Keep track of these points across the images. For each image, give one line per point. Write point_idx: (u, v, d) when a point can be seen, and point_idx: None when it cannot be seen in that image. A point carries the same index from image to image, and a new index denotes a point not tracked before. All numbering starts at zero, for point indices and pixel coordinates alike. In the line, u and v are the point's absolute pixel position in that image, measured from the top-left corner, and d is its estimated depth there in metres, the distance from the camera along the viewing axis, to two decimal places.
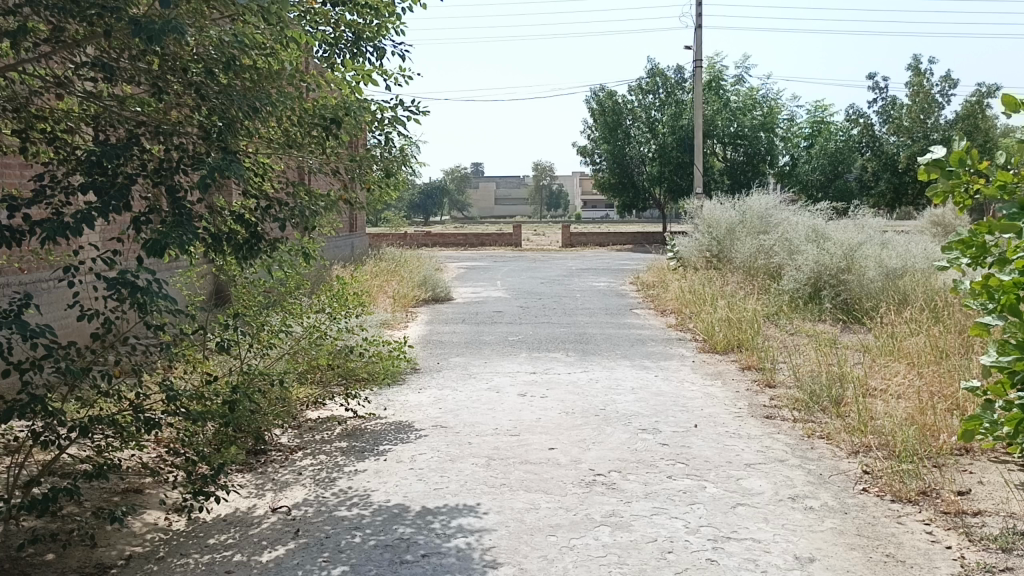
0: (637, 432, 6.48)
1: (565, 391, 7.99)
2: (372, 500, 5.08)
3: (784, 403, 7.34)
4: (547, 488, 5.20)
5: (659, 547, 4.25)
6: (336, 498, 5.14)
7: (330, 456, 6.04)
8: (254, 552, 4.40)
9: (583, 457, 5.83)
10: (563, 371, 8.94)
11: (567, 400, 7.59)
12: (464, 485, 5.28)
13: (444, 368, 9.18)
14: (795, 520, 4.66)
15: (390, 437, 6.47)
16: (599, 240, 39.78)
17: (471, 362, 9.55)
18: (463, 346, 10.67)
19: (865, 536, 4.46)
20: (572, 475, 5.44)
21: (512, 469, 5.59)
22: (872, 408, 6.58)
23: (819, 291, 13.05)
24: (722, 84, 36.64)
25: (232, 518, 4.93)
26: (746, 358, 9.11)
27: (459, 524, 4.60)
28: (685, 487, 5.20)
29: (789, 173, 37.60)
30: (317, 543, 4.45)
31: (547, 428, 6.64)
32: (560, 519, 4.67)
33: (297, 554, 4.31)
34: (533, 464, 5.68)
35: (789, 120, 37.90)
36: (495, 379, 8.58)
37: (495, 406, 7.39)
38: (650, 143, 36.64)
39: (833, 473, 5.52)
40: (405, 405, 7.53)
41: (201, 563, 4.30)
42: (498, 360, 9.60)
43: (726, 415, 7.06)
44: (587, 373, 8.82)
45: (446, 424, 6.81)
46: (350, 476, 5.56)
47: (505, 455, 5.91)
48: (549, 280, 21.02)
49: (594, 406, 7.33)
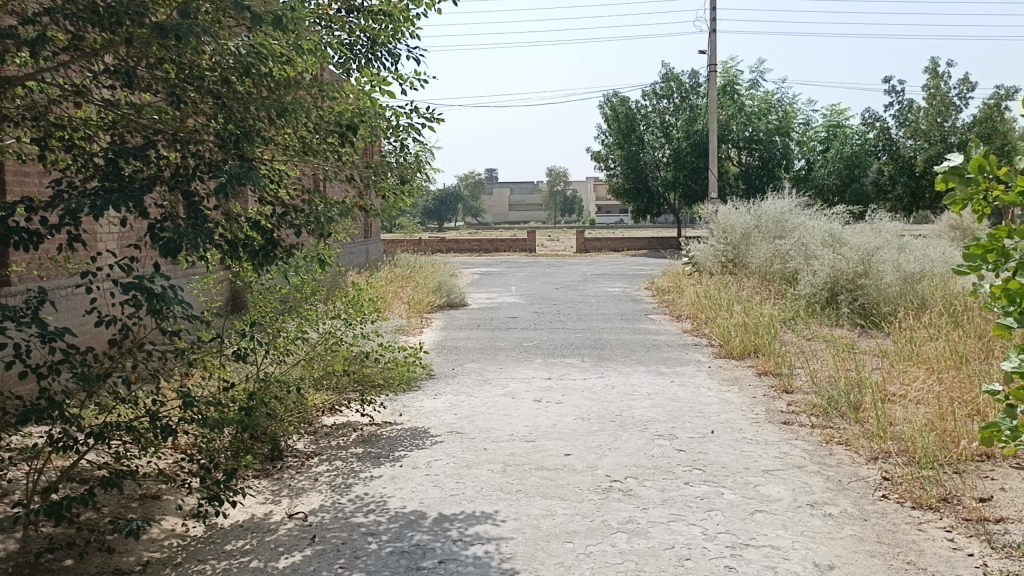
0: (653, 438, 6.44)
1: (580, 397, 7.96)
2: (388, 506, 5.08)
3: (802, 409, 7.29)
4: (564, 494, 5.18)
5: (677, 554, 4.22)
6: (353, 504, 5.14)
7: (346, 462, 6.05)
8: (271, 558, 4.41)
9: (599, 463, 5.80)
10: (579, 377, 8.91)
11: (583, 406, 7.57)
12: (480, 491, 5.27)
13: (459, 374, 9.17)
14: (814, 527, 4.62)
15: (406, 443, 6.47)
16: (614, 245, 39.70)
17: (486, 368, 9.54)
18: (478, 352, 10.66)
19: (885, 543, 4.41)
20: (588, 482, 5.42)
21: (528, 475, 5.58)
22: (891, 414, 6.51)
23: (835, 296, 12.96)
24: (737, 89, 36.51)
25: (249, 524, 4.95)
26: (763, 364, 9.05)
27: (477, 531, 4.58)
28: (702, 493, 5.17)
29: (805, 178, 37.38)
30: (334, 549, 4.45)
31: (563, 434, 6.62)
32: (577, 525, 4.65)
33: (314, 560, 4.31)
34: (549, 471, 5.66)
35: (805, 124, 37.70)
36: (510, 385, 8.57)
37: (510, 412, 7.37)
38: (664, 148, 36.55)
39: (852, 479, 5.46)
40: (420, 411, 7.53)
41: (218, 569, 4.31)
42: (513, 366, 9.59)
43: (743, 421, 7.02)
44: (602, 379, 8.79)
45: (462, 430, 6.80)
46: (366, 482, 5.56)
47: (521, 461, 5.90)
48: (565, 286, 20.98)
49: (610, 412, 7.31)
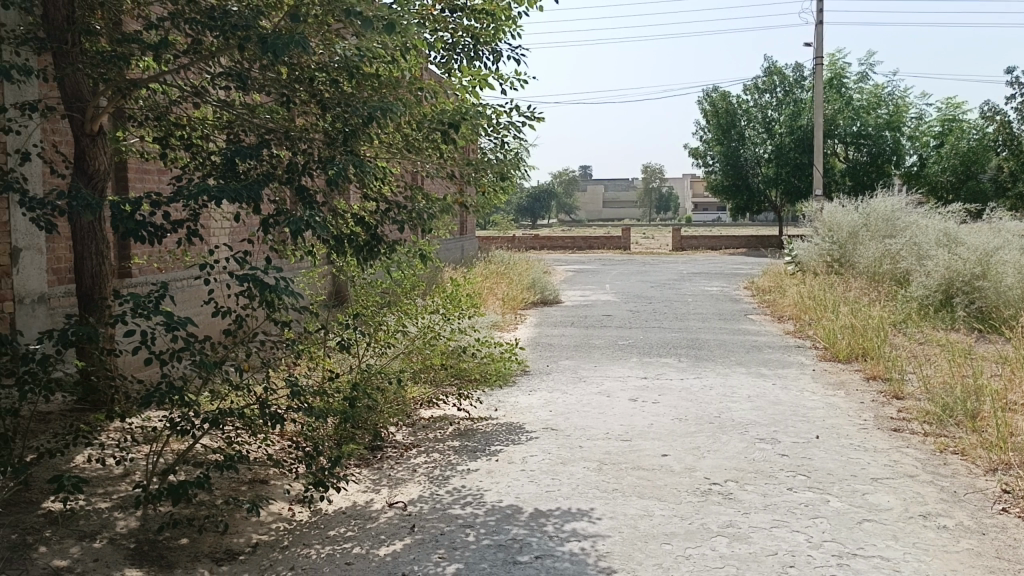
0: (754, 442, 6.28)
1: (678, 397, 7.84)
2: (485, 500, 5.13)
3: (913, 416, 6.97)
4: (661, 495, 5.12)
5: (779, 561, 4.11)
6: (450, 496, 5.22)
7: (443, 454, 6.15)
8: (373, 545, 4.52)
9: (697, 465, 5.70)
10: (676, 377, 8.78)
11: (680, 407, 7.45)
12: (576, 488, 5.26)
13: (554, 371, 9.18)
14: (927, 539, 4.41)
15: (502, 438, 6.52)
16: (710, 244, 38.91)
17: (581, 365, 9.52)
18: (574, 349, 10.64)
19: (1006, 560, 4.17)
20: (686, 483, 5.33)
21: (624, 474, 5.54)
22: (1012, 424, 6.15)
23: (950, 299, 12.32)
24: (843, 83, 35.20)
25: (351, 511, 5.09)
26: (871, 368, 8.70)
27: (573, 528, 4.58)
28: (806, 500, 5.01)
29: (915, 175, 35.71)
30: (433, 540, 4.53)
31: (659, 434, 6.54)
32: (674, 527, 4.59)
33: (413, 550, 4.40)
34: (645, 471, 5.60)
35: (916, 118, 36.01)
36: (606, 383, 8.51)
37: (606, 410, 7.33)
38: (765, 145, 35.58)
39: (969, 492, 5.19)
40: (516, 407, 7.58)
41: (323, 554, 4.46)
42: (608, 364, 9.53)
43: (849, 427, 6.76)
44: (700, 379, 8.64)
45: (557, 427, 6.81)
46: (463, 475, 5.64)
47: (616, 460, 5.86)
48: (660, 284, 20.70)
49: (708, 414, 7.17)
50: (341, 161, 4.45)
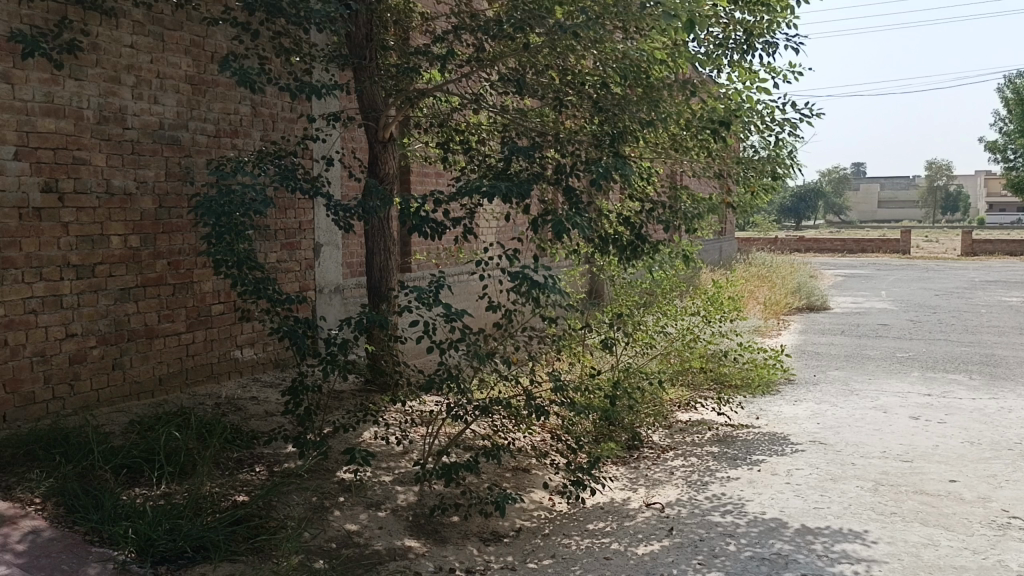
0: None
1: (968, 418, 7.05)
2: (747, 510, 4.95)
3: None
4: (949, 525, 4.63)
5: None
6: (710, 503, 5.10)
7: (702, 459, 6.03)
8: (631, 543, 4.55)
9: (994, 496, 5.08)
10: (966, 396, 7.89)
11: (971, 429, 6.69)
12: (848, 508, 4.92)
13: (822, 381, 8.65)
14: None
15: (764, 447, 6.26)
16: (1008, 249, 34.49)
17: (853, 377, 8.87)
18: (844, 359, 9.94)
19: None
20: (979, 514, 4.78)
21: (904, 497, 5.08)
22: None
23: None
24: None
25: (609, 507, 5.16)
26: None
27: (844, 549, 4.28)
28: None
29: None
30: (692, 545, 4.46)
31: (946, 458, 5.91)
32: (965, 561, 4.12)
33: (672, 552, 4.36)
34: (929, 496, 5.10)
35: None
36: (881, 398, 7.85)
37: (882, 427, 6.77)
38: None
39: None
40: (779, 416, 7.24)
41: (582, 546, 4.57)
42: (885, 378, 8.79)
43: None
44: (997, 401, 7.69)
45: (825, 440, 6.41)
46: (723, 482, 5.49)
47: (894, 482, 5.39)
48: (945, 293, 18.72)
49: (1007, 440, 6.36)
50: (606, 162, 4.50)
